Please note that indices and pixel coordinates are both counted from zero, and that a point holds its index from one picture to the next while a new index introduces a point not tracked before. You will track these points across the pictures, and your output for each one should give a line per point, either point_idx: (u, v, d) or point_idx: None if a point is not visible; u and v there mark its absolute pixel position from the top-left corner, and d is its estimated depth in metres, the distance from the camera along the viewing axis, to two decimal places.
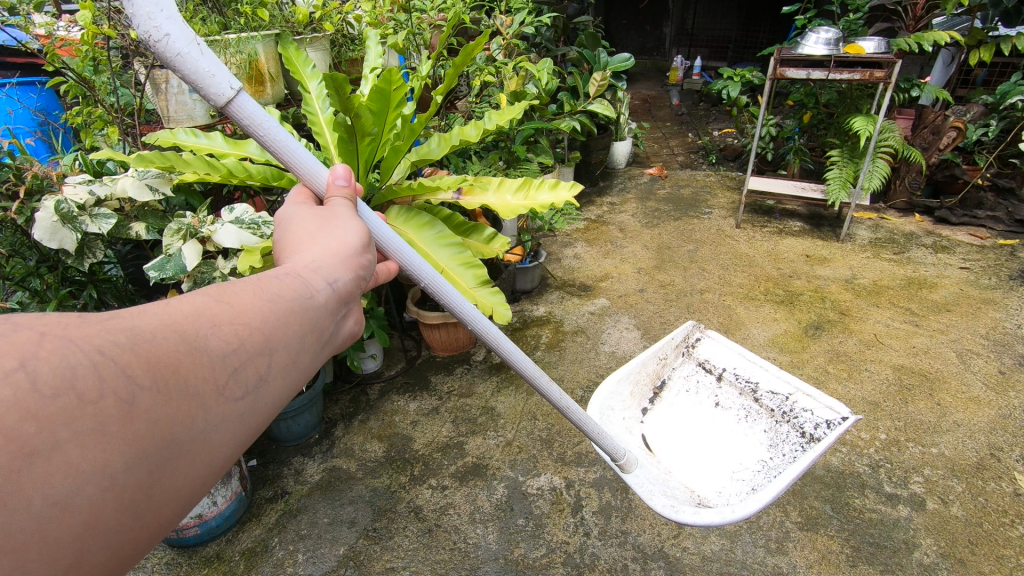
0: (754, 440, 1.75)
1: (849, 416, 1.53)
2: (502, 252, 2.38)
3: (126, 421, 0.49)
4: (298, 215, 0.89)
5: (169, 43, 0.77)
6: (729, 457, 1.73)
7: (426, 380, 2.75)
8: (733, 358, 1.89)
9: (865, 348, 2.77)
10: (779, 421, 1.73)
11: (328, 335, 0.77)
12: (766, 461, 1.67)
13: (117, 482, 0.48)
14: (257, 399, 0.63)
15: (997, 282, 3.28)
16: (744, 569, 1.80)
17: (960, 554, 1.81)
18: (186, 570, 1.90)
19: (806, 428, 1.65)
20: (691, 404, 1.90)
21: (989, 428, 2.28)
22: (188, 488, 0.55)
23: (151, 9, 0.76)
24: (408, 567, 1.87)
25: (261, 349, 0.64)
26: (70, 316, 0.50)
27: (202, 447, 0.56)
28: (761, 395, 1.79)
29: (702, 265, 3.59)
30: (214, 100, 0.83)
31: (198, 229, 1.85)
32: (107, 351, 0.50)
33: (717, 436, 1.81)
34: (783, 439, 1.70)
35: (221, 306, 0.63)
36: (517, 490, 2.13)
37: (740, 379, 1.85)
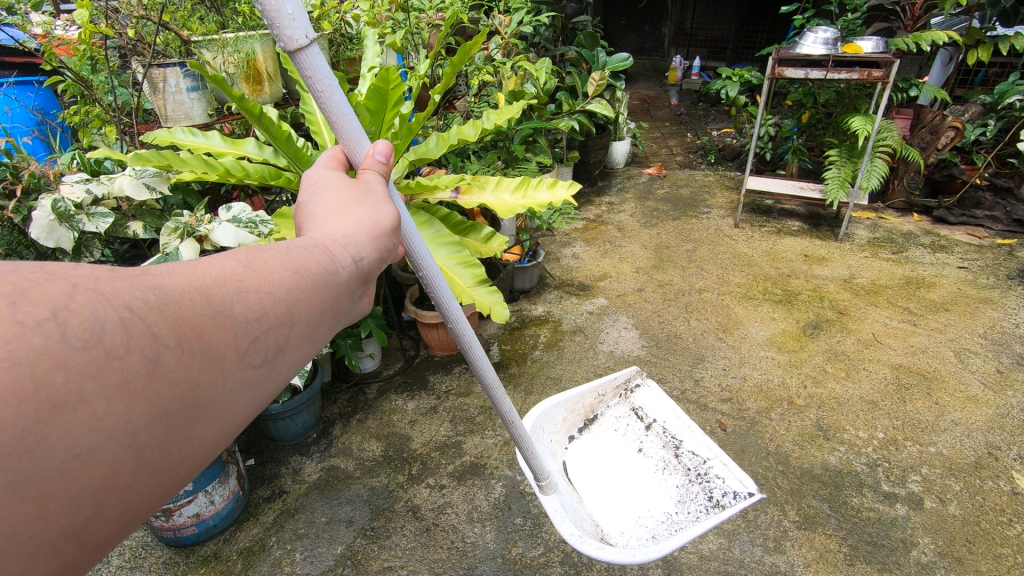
0: (666, 492, 1.70)
1: (754, 493, 1.49)
2: (501, 252, 2.37)
3: (150, 380, 0.50)
4: (331, 183, 0.84)
5: None
6: (638, 501, 1.69)
7: (424, 379, 2.75)
8: (667, 414, 1.86)
9: (864, 347, 2.77)
10: (689, 482, 1.68)
11: (345, 310, 0.77)
12: (669, 517, 1.62)
13: (138, 439, 0.49)
14: (273, 370, 0.63)
15: (995, 281, 3.28)
16: (741, 568, 1.80)
17: (957, 553, 1.81)
18: (183, 569, 1.90)
19: (712, 493, 1.61)
20: (619, 446, 1.87)
21: (987, 427, 2.28)
22: (201, 452, 0.56)
23: None
24: (405, 566, 1.87)
25: (283, 320, 0.64)
26: (103, 270, 0.50)
27: (219, 412, 0.57)
28: (682, 454, 1.76)
29: (700, 265, 3.59)
30: (286, 46, 0.76)
31: (196, 228, 1.85)
32: (135, 309, 0.50)
33: (633, 477, 1.78)
34: (690, 499, 1.64)
35: (248, 273, 0.62)
36: (515, 489, 2.13)
37: (666, 434, 1.84)
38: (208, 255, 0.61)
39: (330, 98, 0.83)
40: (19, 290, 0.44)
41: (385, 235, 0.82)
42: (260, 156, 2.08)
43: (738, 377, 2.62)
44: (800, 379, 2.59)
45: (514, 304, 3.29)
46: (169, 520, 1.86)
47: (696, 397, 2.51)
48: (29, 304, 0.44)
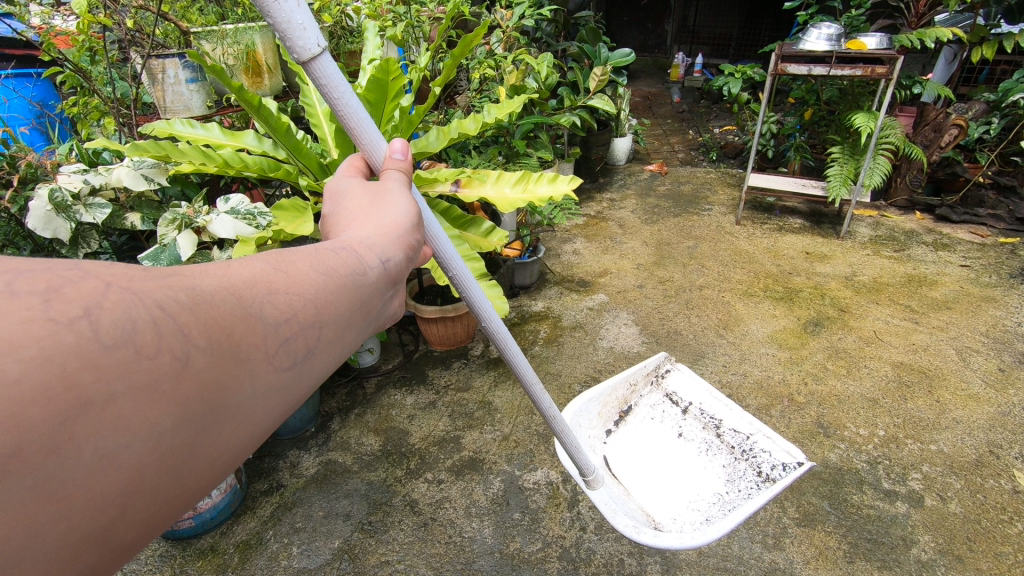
0: (714, 473, 1.73)
1: (805, 462, 1.54)
2: (501, 247, 2.35)
3: (179, 380, 0.48)
4: (351, 190, 0.85)
5: None
6: (689, 483, 1.72)
7: (423, 374, 2.74)
8: (703, 396, 1.88)
9: (865, 345, 2.76)
10: (735, 459, 1.72)
11: (376, 313, 0.75)
12: (724, 495, 1.66)
13: (163, 442, 0.48)
14: (303, 372, 0.61)
15: (998, 280, 3.26)
16: (741, 564, 1.79)
17: (958, 551, 1.80)
18: (180, 562, 1.90)
19: (758, 465, 1.66)
20: (664, 434, 1.87)
21: (988, 425, 2.27)
22: (228, 454, 0.54)
23: None
24: (403, 561, 1.86)
25: (314, 322, 0.63)
26: (137, 268, 0.49)
27: (247, 414, 0.56)
28: (724, 433, 1.79)
29: (701, 261, 3.58)
30: (298, 55, 0.78)
31: (193, 219, 1.83)
32: (167, 308, 0.49)
33: (680, 462, 1.80)
34: (739, 476, 1.68)
35: (278, 274, 0.61)
36: (513, 484, 2.12)
37: (705, 416, 1.85)
38: (239, 255, 0.60)
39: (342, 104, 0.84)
40: (53, 287, 0.43)
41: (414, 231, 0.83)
42: (259, 148, 2.07)
43: (739, 373, 2.61)
44: (800, 376, 2.58)
45: (514, 300, 3.28)
46: None
47: None
48: (62, 302, 0.43)
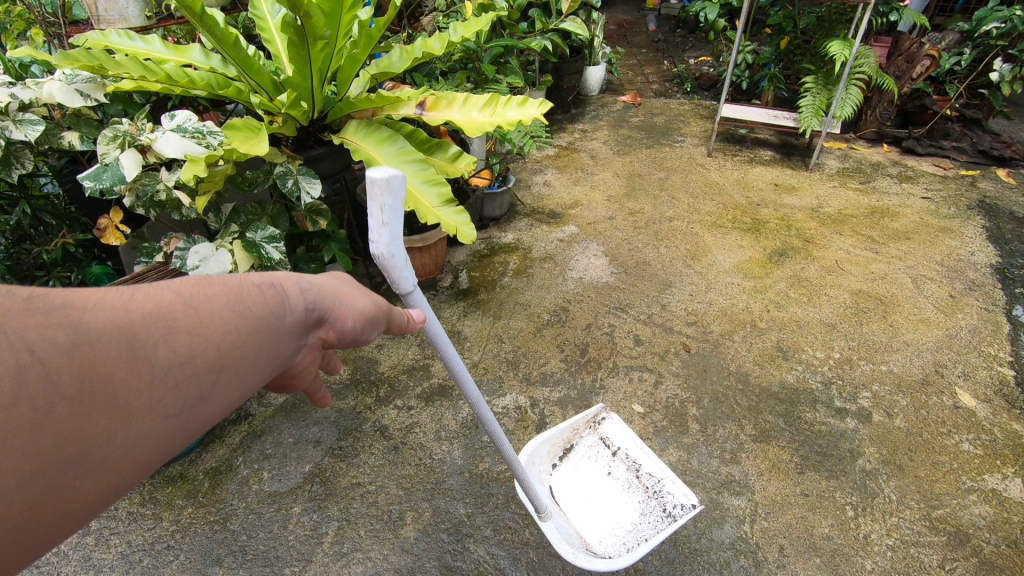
0: (627, 509, 1.71)
1: (697, 505, 1.61)
2: (468, 173, 2.27)
3: (44, 426, 0.53)
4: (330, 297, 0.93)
5: (389, 258, 0.88)
6: (603, 516, 1.70)
7: (392, 305, 2.71)
8: (630, 443, 1.83)
9: (826, 274, 2.83)
10: (646, 499, 1.71)
11: (284, 358, 0.80)
12: (636, 533, 1.64)
13: (22, 485, 0.52)
14: (192, 417, 0.66)
15: (956, 211, 3.35)
16: (698, 477, 1.88)
17: (899, 461, 1.92)
18: (149, 489, 1.90)
19: (667, 506, 1.67)
20: (589, 472, 1.81)
21: (936, 347, 2.38)
22: (100, 492, 0.58)
23: (382, 236, 0.85)
24: (374, 482, 1.90)
25: (206, 365, 0.67)
26: (22, 309, 0.55)
27: (124, 459, 0.60)
28: (643, 475, 1.77)
29: (671, 193, 3.57)
30: (394, 292, 0.94)
31: (137, 137, 1.71)
32: (41, 350, 0.55)
33: (598, 496, 1.76)
34: (650, 519, 1.66)
35: (178, 317, 0.67)
36: (482, 408, 2.16)
37: (627, 459, 1.82)
38: (146, 291, 0.66)
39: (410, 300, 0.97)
40: None
41: (338, 287, 0.89)
42: (206, 64, 1.96)
43: (704, 301, 2.66)
44: (763, 303, 2.64)
45: (483, 232, 3.23)
46: None
47: (662, 321, 2.54)
48: None
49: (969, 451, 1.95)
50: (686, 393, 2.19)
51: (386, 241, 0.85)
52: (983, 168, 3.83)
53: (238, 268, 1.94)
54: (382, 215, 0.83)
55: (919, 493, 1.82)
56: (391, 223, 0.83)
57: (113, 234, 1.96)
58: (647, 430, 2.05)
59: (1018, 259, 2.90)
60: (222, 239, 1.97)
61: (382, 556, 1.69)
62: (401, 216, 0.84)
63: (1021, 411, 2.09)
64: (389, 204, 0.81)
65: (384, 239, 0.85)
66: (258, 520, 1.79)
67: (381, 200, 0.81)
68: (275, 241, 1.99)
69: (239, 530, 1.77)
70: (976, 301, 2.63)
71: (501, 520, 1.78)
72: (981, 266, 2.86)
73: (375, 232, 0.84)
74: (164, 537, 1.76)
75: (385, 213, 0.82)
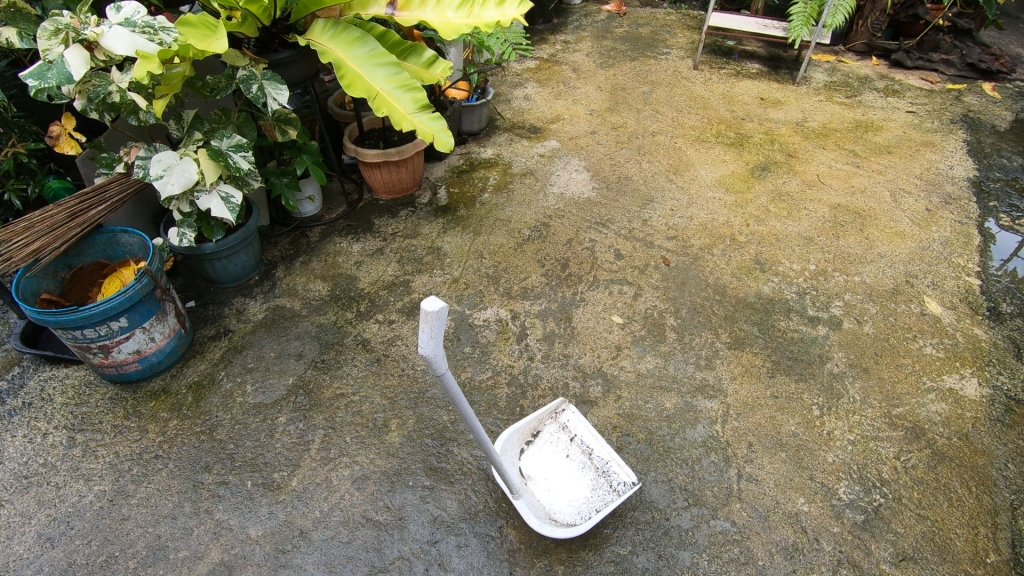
0: (577, 488, 1.63)
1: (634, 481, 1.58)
2: (444, 80, 2.17)
3: None
4: None
5: (433, 357, 0.94)
6: (553, 495, 1.61)
7: (370, 222, 2.65)
8: (583, 427, 1.71)
9: (807, 188, 2.82)
10: (595, 476, 1.63)
11: None
12: (583, 508, 1.57)
13: None
14: None
15: (939, 125, 3.32)
16: (674, 382, 1.95)
17: (865, 364, 2.00)
18: (132, 403, 1.91)
19: (612, 482, 1.61)
20: (544, 456, 1.69)
21: (908, 258, 2.42)
22: None
23: (432, 337, 0.91)
24: (358, 392, 1.93)
25: None
26: None
27: None
28: (593, 456, 1.67)
29: (655, 107, 3.47)
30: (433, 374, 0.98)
31: (81, 31, 1.57)
32: None
33: (550, 476, 1.65)
34: (597, 495, 1.60)
35: None
36: (463, 321, 2.17)
37: (580, 443, 1.70)
38: None
39: (448, 393, 1.05)
40: None
41: None
42: None
43: (685, 216, 2.65)
44: (743, 218, 2.64)
45: (462, 148, 3.14)
46: (107, 356, 1.84)
47: (642, 236, 2.54)
48: None
49: (932, 354, 2.03)
50: (664, 304, 2.23)
51: (431, 354, 0.94)
52: (970, 81, 3.77)
53: (205, 178, 1.86)
54: (426, 338, 0.91)
55: (882, 392, 1.91)
56: (433, 345, 0.92)
57: (68, 143, 1.86)
58: (625, 340, 2.09)
59: (994, 173, 2.92)
60: (185, 148, 1.88)
61: (369, 460, 1.73)
62: (441, 338, 0.92)
63: (984, 318, 2.16)
64: (433, 332, 0.90)
65: (429, 354, 0.93)
66: (244, 430, 1.82)
67: (425, 325, 0.90)
68: (243, 150, 1.90)
69: (226, 440, 1.79)
70: (951, 214, 2.66)
71: (483, 425, 1.83)
72: (958, 180, 2.87)
73: (428, 335, 0.90)
74: (151, 447, 1.78)
75: (429, 335, 0.91)
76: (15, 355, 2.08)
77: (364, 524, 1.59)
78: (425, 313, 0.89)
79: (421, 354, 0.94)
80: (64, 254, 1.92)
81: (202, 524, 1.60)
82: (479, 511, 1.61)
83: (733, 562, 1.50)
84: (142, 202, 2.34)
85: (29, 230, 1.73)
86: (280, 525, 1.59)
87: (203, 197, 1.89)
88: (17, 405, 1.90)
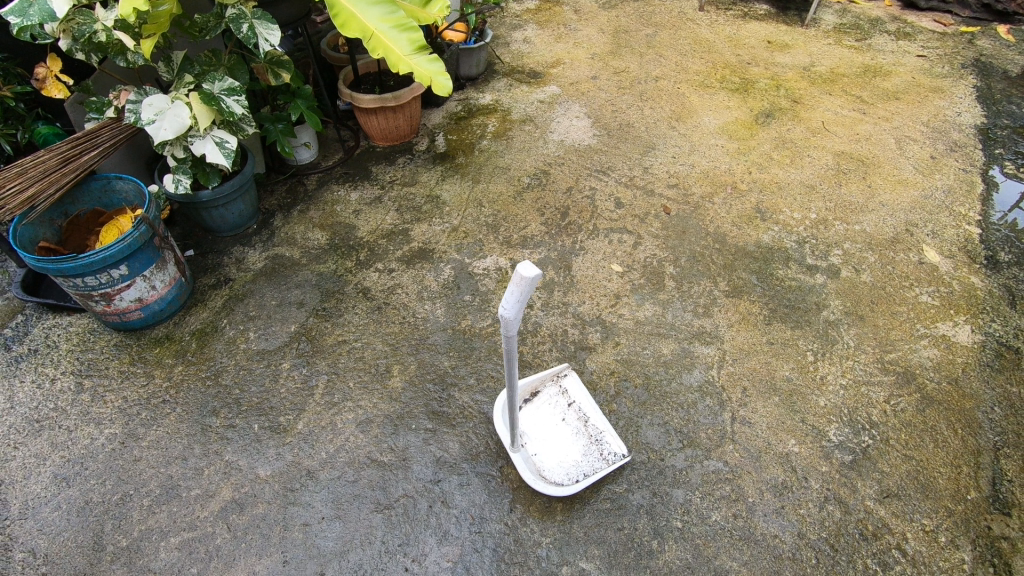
0: (568, 451, 1.63)
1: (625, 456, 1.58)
2: (441, 19, 2.09)
3: None
4: None
5: (509, 319, 0.95)
6: (544, 454, 1.62)
7: (367, 170, 2.62)
8: (583, 394, 1.70)
9: (811, 135, 2.77)
10: (587, 443, 1.63)
11: None
12: (572, 472, 1.58)
13: None
14: None
15: (949, 70, 3.23)
16: (672, 329, 1.97)
17: (861, 312, 2.02)
18: (136, 350, 1.93)
19: (603, 451, 1.61)
20: (539, 416, 1.69)
21: (910, 207, 2.41)
22: None
23: (514, 301, 0.92)
24: (359, 339, 1.95)
25: None
26: None
27: None
28: (588, 423, 1.67)
29: (659, 51, 3.36)
30: (505, 335, 1.00)
31: None
32: None
33: (543, 436, 1.66)
34: (587, 461, 1.60)
35: None
36: (463, 270, 2.17)
37: (578, 409, 1.70)
38: None
39: (506, 352, 1.07)
40: None
41: None
42: None
43: (687, 164, 2.61)
44: (745, 166, 2.61)
45: (460, 94, 3.06)
46: (110, 304, 1.85)
47: (643, 184, 2.51)
48: None
49: (927, 302, 2.05)
50: (663, 253, 2.22)
51: (509, 316, 0.95)
52: (984, 24, 3.64)
53: (199, 123, 1.83)
54: (509, 302, 0.92)
55: (876, 339, 1.94)
56: (515, 310, 0.93)
57: (55, 86, 1.81)
58: (624, 288, 2.10)
59: (1002, 120, 2.86)
60: (177, 92, 1.83)
61: (372, 404, 1.78)
62: (522, 304, 0.93)
63: (981, 266, 2.17)
64: (518, 298, 0.91)
65: (507, 316, 0.95)
66: (248, 375, 1.85)
67: (512, 290, 0.90)
68: (236, 94, 1.85)
69: (231, 385, 1.83)
70: (955, 161, 2.63)
71: (484, 370, 1.86)
72: (965, 127, 2.82)
73: (514, 299, 0.91)
74: (158, 392, 1.81)
75: (512, 300, 0.92)
76: (17, 304, 2.09)
77: (369, 464, 1.64)
78: (514, 280, 0.89)
79: (500, 315, 0.95)
80: (59, 202, 1.91)
81: (212, 464, 1.65)
82: (480, 452, 1.66)
83: (724, 499, 1.56)
84: (134, 147, 2.30)
85: (23, 175, 1.71)
86: (288, 465, 1.64)
87: (198, 142, 1.86)
88: (22, 352, 1.93)
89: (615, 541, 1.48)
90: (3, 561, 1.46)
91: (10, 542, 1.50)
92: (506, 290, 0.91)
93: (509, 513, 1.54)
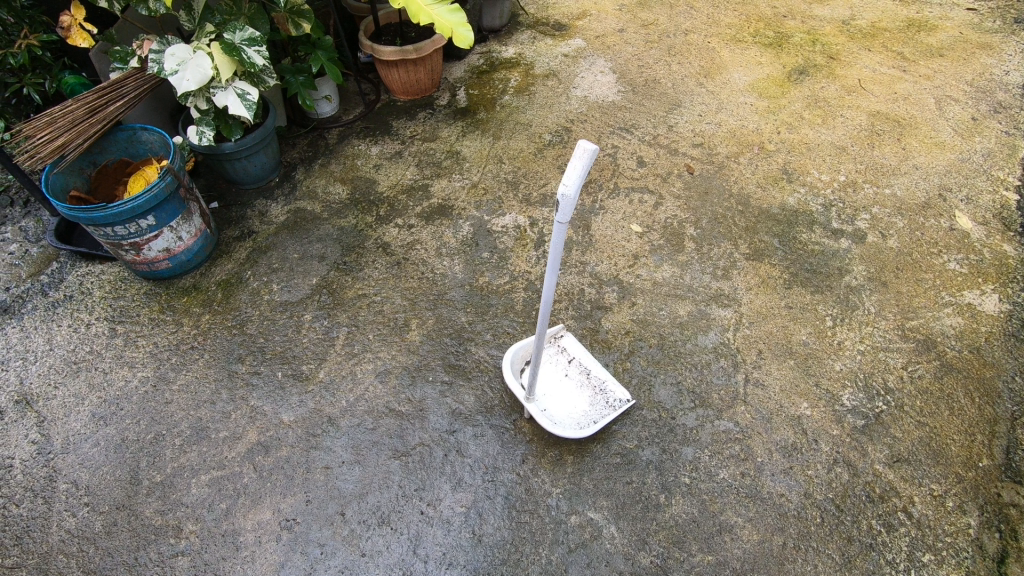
0: (575, 402, 1.65)
1: (627, 401, 1.63)
2: None
3: None
4: None
5: (568, 199, 0.94)
6: (554, 407, 1.63)
7: (388, 124, 2.61)
8: (582, 350, 1.74)
9: (846, 94, 2.66)
10: (592, 393, 1.66)
11: None
12: (582, 420, 1.60)
13: None
14: None
15: (1001, 25, 3.04)
16: (690, 291, 1.96)
17: (884, 278, 1.98)
18: (166, 299, 2.00)
19: (609, 398, 1.65)
20: (543, 374, 1.70)
21: (945, 171, 2.32)
22: None
23: (574, 178, 0.92)
24: (379, 294, 1.99)
25: None
26: None
27: None
28: (590, 375, 1.70)
29: (690, 3, 3.23)
30: (557, 221, 0.98)
31: None
32: None
33: (550, 392, 1.67)
34: (595, 409, 1.63)
35: None
36: (482, 228, 2.17)
37: (578, 364, 1.73)
38: None
39: (551, 254, 1.05)
40: None
41: None
42: None
43: (713, 123, 2.54)
44: (774, 125, 2.53)
45: (483, 46, 3.00)
46: (139, 254, 1.90)
47: (667, 143, 2.46)
48: None
49: (955, 270, 2.00)
50: (684, 214, 2.19)
51: (568, 197, 0.94)
52: None
53: (221, 73, 1.83)
54: (572, 177, 0.92)
55: (898, 306, 1.91)
56: (577, 187, 0.92)
57: (79, 35, 1.82)
58: (643, 249, 2.09)
59: None
60: (198, 41, 1.83)
61: (391, 356, 1.82)
62: (583, 183, 0.93)
63: (1015, 234, 2.10)
64: (581, 170, 0.91)
65: (567, 196, 0.93)
66: (273, 325, 1.91)
67: (577, 161, 0.91)
68: (257, 45, 1.84)
69: (256, 334, 1.89)
70: (998, 123, 2.51)
71: (500, 326, 1.89)
72: (1013, 86, 2.67)
73: (577, 172, 0.91)
74: (187, 339, 1.88)
75: (576, 175, 0.92)
76: (52, 251, 2.17)
77: (387, 413, 1.70)
78: (580, 150, 0.89)
79: (560, 195, 0.94)
80: (88, 152, 1.95)
81: (239, 409, 1.72)
82: (494, 405, 1.71)
83: (733, 458, 1.59)
84: (158, 99, 2.31)
85: (52, 125, 1.74)
86: (310, 412, 1.71)
87: (220, 94, 1.86)
88: (59, 298, 2.01)
89: (624, 494, 1.53)
90: (50, 491, 1.57)
91: (55, 473, 1.60)
92: (570, 163, 0.91)
93: (521, 463, 1.59)
